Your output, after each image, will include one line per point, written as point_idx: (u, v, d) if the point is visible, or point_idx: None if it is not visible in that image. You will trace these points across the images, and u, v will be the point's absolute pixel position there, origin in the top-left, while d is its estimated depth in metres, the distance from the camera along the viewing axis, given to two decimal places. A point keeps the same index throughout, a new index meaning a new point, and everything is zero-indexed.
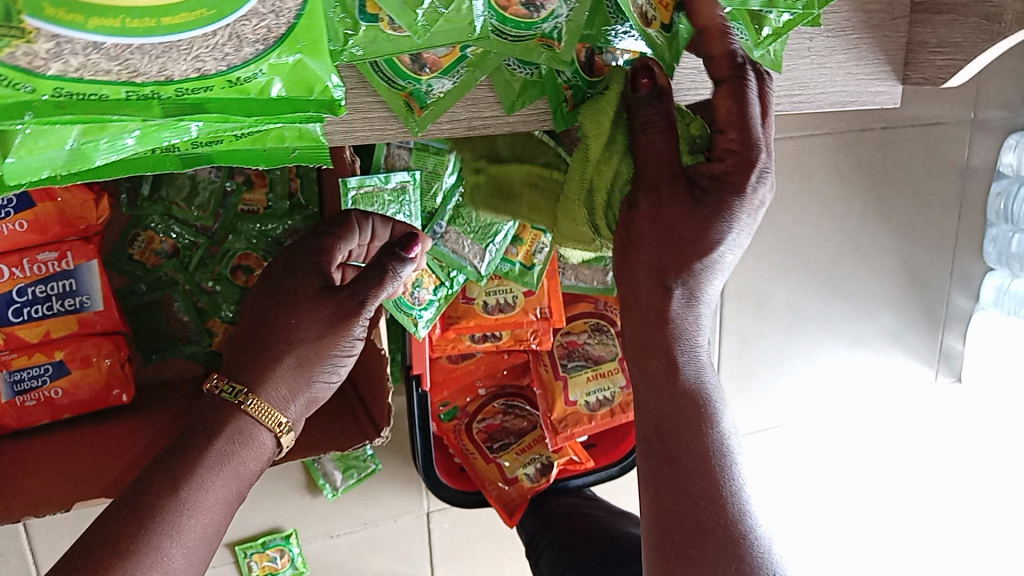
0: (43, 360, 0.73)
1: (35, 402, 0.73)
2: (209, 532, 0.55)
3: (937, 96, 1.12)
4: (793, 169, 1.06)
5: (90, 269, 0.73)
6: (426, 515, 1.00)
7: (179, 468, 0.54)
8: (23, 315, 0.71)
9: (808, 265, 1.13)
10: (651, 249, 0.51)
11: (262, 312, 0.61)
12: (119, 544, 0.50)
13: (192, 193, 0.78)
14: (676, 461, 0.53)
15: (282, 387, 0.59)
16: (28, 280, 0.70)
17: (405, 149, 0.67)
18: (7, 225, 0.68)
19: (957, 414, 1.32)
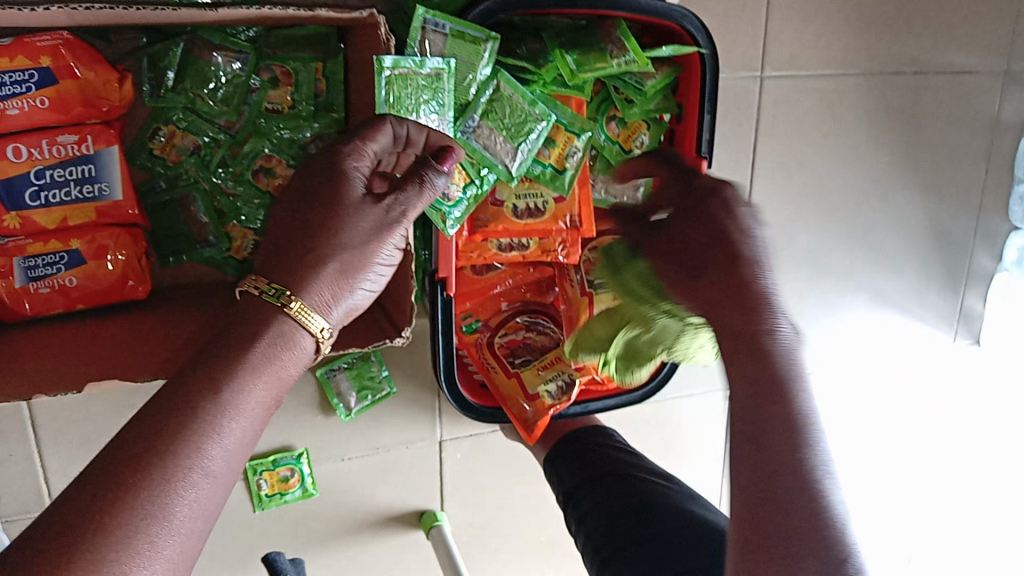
0: (58, 247, 0.72)
1: (49, 289, 0.72)
2: (247, 439, 0.52)
3: (972, 43, 1.10)
4: (825, 110, 1.05)
5: (110, 155, 0.71)
6: (438, 444, 0.98)
7: (218, 371, 0.52)
8: (41, 199, 0.70)
9: (832, 211, 1.11)
10: (682, 247, 0.58)
11: (295, 214, 0.58)
12: (156, 439, 0.47)
13: (216, 86, 0.75)
14: (757, 440, 0.52)
15: (326, 291, 0.58)
16: (47, 162, 0.69)
17: (441, 35, 0.65)
18: (28, 100, 0.67)
19: (973, 378, 1.31)
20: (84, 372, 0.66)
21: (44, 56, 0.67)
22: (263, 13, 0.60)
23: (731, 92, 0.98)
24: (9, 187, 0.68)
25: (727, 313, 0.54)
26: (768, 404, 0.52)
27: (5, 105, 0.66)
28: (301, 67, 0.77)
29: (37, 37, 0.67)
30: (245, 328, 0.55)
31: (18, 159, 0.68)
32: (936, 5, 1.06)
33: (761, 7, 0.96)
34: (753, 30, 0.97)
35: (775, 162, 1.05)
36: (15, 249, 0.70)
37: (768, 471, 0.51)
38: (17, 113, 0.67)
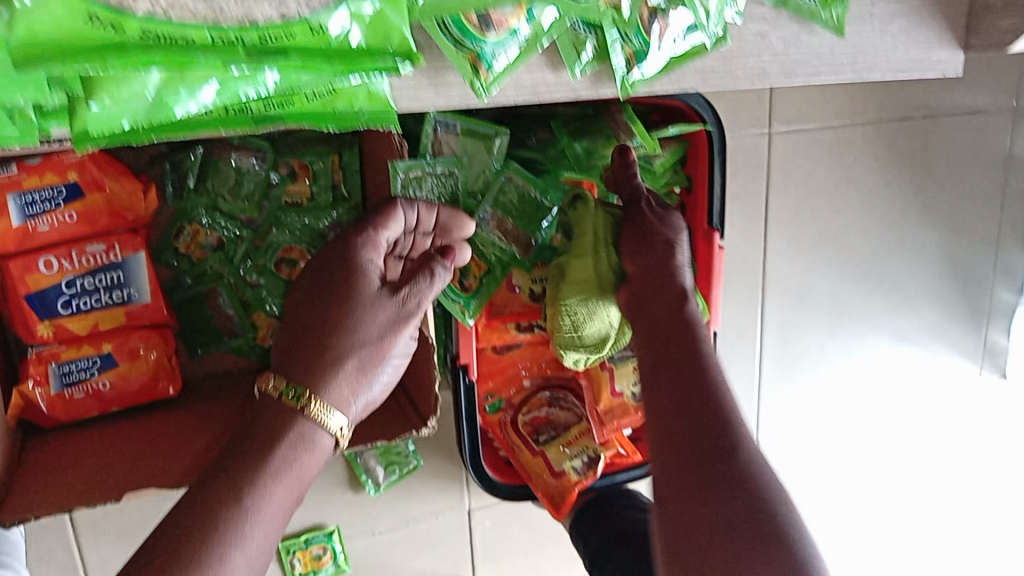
0: (91, 353, 0.73)
1: (83, 394, 0.73)
2: (268, 539, 0.55)
3: (980, 84, 1.10)
4: (835, 160, 1.05)
5: (138, 261, 0.72)
6: (467, 512, 0.99)
7: (236, 477, 0.55)
8: (72, 307, 0.71)
9: (850, 257, 1.11)
10: (634, 247, 0.70)
11: (310, 311, 0.60)
12: (179, 553, 0.51)
13: (238, 184, 0.78)
14: (678, 405, 0.62)
15: (345, 388, 0.59)
16: (78, 272, 0.71)
17: (452, 134, 0.67)
18: (57, 216, 0.69)
19: (1003, 411, 1.29)
20: (126, 480, 0.68)
21: (70, 171, 0.69)
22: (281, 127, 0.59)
23: (740, 150, 1.00)
24: (42, 298, 0.70)
25: (652, 304, 0.68)
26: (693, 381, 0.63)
27: (35, 223, 0.68)
28: (317, 160, 0.80)
29: (63, 154, 0.69)
30: (263, 433, 0.57)
31: (50, 271, 0.70)
32: None
33: None
34: (758, 88, 0.98)
35: (788, 214, 1.05)
36: (49, 356, 0.71)
37: (695, 429, 0.60)
38: (47, 229, 0.69)
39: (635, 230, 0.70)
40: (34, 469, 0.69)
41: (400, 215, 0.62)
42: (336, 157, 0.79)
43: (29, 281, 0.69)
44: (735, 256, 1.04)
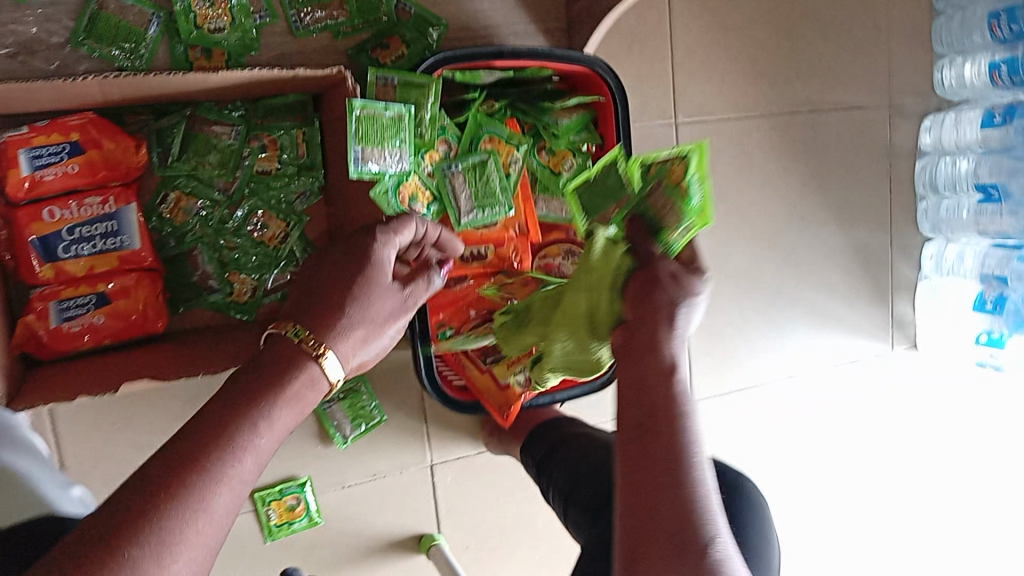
0: (87, 291, 0.84)
1: (79, 327, 0.84)
2: (266, 460, 0.54)
3: (856, 83, 1.29)
4: (736, 147, 1.22)
5: (129, 212, 0.84)
6: (429, 468, 1.08)
7: (244, 394, 0.54)
8: (71, 251, 0.83)
9: (758, 234, 1.26)
10: (641, 296, 0.62)
11: (335, 275, 0.62)
12: (188, 454, 0.50)
13: (213, 154, 0.90)
14: (638, 468, 0.55)
15: (350, 342, 0.60)
16: (76, 220, 0.82)
17: (390, 86, 0.81)
18: (62, 167, 0.81)
19: (922, 384, 1.41)
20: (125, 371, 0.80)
21: (73, 132, 0.81)
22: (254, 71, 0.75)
23: (651, 137, 1.16)
24: (45, 243, 0.82)
25: (637, 359, 0.60)
26: (675, 451, 0.55)
27: (43, 173, 0.81)
28: (284, 133, 0.92)
29: (67, 117, 0.82)
30: (270, 362, 0.57)
31: (51, 219, 0.82)
32: (819, 53, 1.25)
33: (668, 65, 1.15)
34: (663, 84, 1.15)
35: None
36: (51, 294, 0.83)
37: (655, 505, 0.53)
38: (52, 179, 0.81)
39: (643, 281, 0.63)
40: (37, 381, 0.80)
41: (412, 224, 0.68)
42: (299, 131, 0.92)
43: (34, 227, 0.81)
44: None
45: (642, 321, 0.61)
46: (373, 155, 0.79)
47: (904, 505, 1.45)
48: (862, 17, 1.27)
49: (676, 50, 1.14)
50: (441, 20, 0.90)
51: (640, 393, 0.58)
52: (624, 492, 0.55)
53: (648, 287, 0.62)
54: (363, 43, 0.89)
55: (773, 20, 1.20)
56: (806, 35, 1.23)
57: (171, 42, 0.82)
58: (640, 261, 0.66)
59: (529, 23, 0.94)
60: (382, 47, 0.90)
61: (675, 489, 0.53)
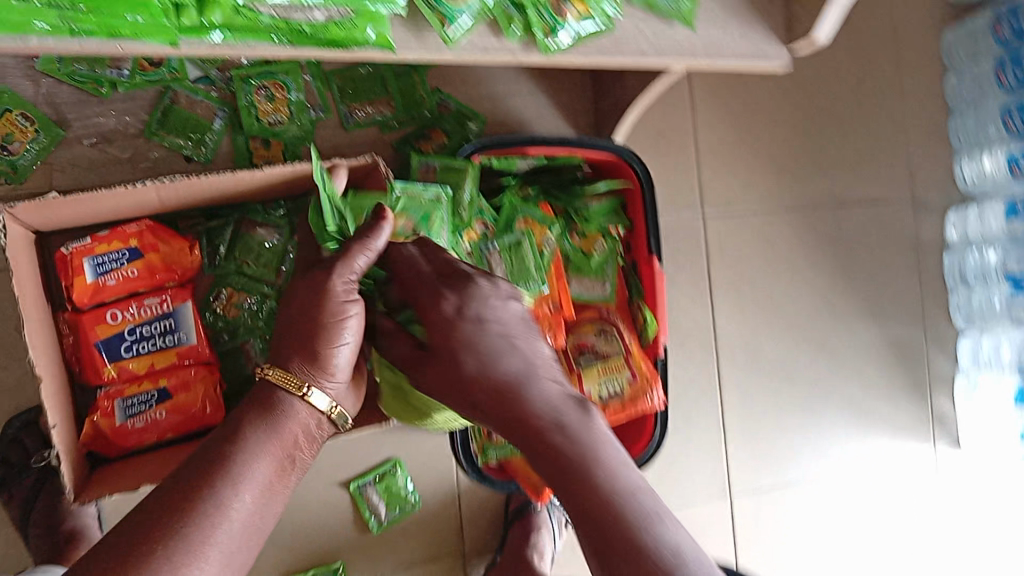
0: (149, 387, 0.87)
1: (143, 424, 0.87)
2: (245, 512, 0.61)
3: (879, 180, 1.33)
4: (763, 240, 1.26)
5: (186, 309, 0.89)
6: (462, 558, 1.09)
7: (218, 455, 0.63)
8: (133, 350, 0.87)
9: (789, 325, 1.28)
10: (452, 397, 0.66)
11: (301, 310, 0.66)
12: (181, 503, 0.59)
13: (259, 253, 0.94)
14: (591, 540, 0.59)
15: (303, 362, 0.66)
16: (137, 321, 0.87)
17: (432, 170, 0.89)
18: (122, 272, 0.86)
19: (965, 478, 1.38)
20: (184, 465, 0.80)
21: (132, 239, 0.86)
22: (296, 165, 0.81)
23: (679, 230, 1.20)
24: (109, 344, 0.86)
25: (532, 445, 0.63)
26: (572, 479, 0.61)
27: (105, 279, 0.85)
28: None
29: (126, 226, 0.87)
30: (254, 404, 0.66)
31: (115, 321, 0.86)
32: (840, 151, 1.30)
33: (694, 161, 1.20)
34: (689, 178, 1.20)
35: (729, 285, 1.24)
36: (116, 392, 0.86)
37: (621, 550, 0.57)
38: (114, 283, 0.86)
39: (442, 346, 0.65)
40: (107, 474, 0.82)
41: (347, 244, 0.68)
42: None
43: (98, 330, 0.86)
44: (688, 322, 1.22)
45: (487, 406, 0.64)
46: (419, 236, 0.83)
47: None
48: (879, 117, 1.33)
49: (702, 148, 1.20)
50: (479, 115, 0.97)
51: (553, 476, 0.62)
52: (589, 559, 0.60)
53: (449, 354, 0.65)
54: (408, 136, 0.95)
55: (793, 120, 1.27)
56: (826, 134, 1.29)
57: (234, 134, 0.89)
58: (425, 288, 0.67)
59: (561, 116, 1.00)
60: (425, 138, 0.95)
61: (619, 535, 0.58)
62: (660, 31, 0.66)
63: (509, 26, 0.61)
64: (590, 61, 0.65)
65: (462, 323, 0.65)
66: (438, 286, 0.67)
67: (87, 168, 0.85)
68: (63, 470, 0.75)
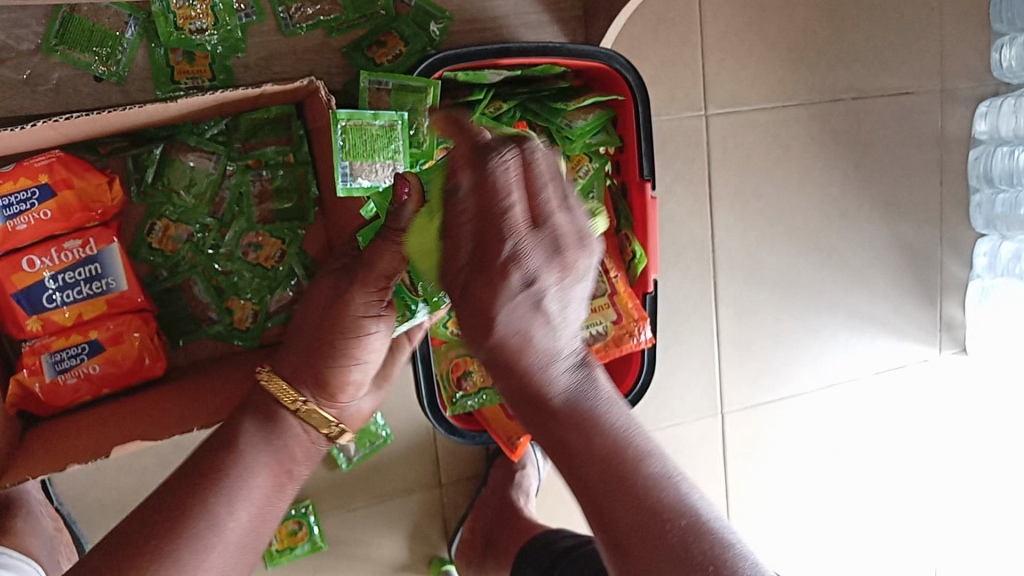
0: (79, 340, 0.78)
1: (75, 379, 0.79)
2: (247, 527, 0.65)
3: (905, 68, 1.18)
4: (774, 140, 1.12)
5: (112, 252, 0.78)
6: (439, 488, 1.03)
7: (214, 466, 0.66)
8: (56, 301, 0.77)
9: (797, 233, 1.17)
10: (465, 312, 0.48)
11: (312, 319, 0.68)
12: (167, 526, 0.61)
13: (191, 182, 0.83)
14: (600, 502, 0.49)
15: (310, 383, 0.69)
16: (57, 268, 0.77)
17: (384, 90, 0.75)
18: (33, 215, 0.75)
19: (971, 387, 1.33)
20: (120, 436, 0.72)
21: (41, 174, 0.74)
22: (220, 95, 0.71)
23: (681, 132, 1.07)
24: (28, 295, 0.76)
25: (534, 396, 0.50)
26: (608, 475, 0.49)
27: (15, 223, 0.74)
28: (270, 150, 0.84)
29: (32, 159, 0.75)
30: (254, 411, 0.70)
31: (32, 269, 0.76)
32: (865, 35, 1.14)
33: (697, 52, 1.05)
34: (692, 73, 1.05)
35: (732, 193, 1.12)
36: (42, 347, 0.77)
37: (651, 526, 0.47)
38: (25, 228, 0.75)
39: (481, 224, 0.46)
40: (40, 441, 0.75)
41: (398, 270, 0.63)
42: (289, 150, 0.85)
43: (15, 279, 0.75)
44: (687, 236, 1.10)
45: (501, 341, 0.48)
46: (364, 168, 0.73)
47: (950, 505, 1.36)
48: None
49: (708, 36, 1.05)
50: (444, 12, 0.81)
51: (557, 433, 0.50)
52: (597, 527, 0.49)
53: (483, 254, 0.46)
54: (359, 40, 0.81)
55: (813, 0, 1.10)
56: (850, 16, 1.13)
57: (150, 45, 0.75)
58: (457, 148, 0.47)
59: (542, 10, 0.85)
60: (379, 44, 0.81)
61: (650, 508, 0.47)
62: None
63: None
64: None
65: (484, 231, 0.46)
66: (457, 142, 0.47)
67: None
68: None
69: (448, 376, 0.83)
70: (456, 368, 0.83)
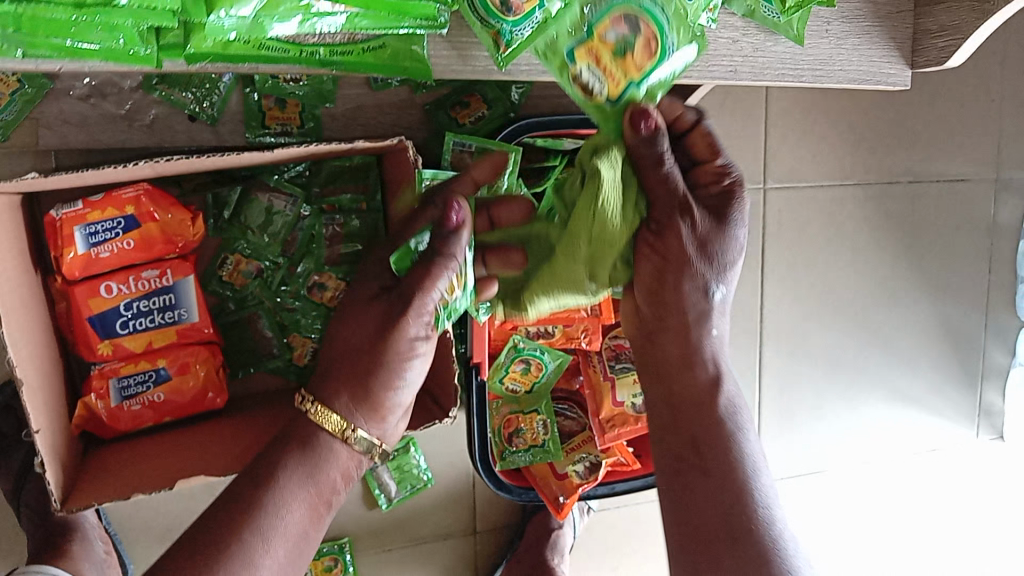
0: (147, 367, 0.80)
1: (139, 406, 0.80)
2: (280, 563, 0.59)
3: (961, 155, 1.19)
4: (828, 217, 1.14)
5: (187, 285, 0.81)
6: (474, 536, 1.04)
7: (247, 495, 0.59)
8: (129, 327, 0.79)
9: (843, 309, 1.18)
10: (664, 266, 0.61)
11: (365, 331, 0.64)
12: (200, 558, 0.55)
13: (268, 221, 0.85)
14: (689, 457, 0.63)
15: (359, 403, 0.63)
16: (134, 295, 0.79)
17: (467, 152, 0.78)
18: (116, 244, 0.77)
19: (1007, 472, 1.32)
20: (179, 471, 0.74)
21: (128, 206, 0.77)
22: (313, 148, 0.73)
23: None
24: (103, 320, 0.78)
25: (670, 375, 0.65)
26: (705, 434, 0.63)
27: (98, 250, 0.76)
28: (346, 198, 0.87)
29: (121, 190, 0.77)
30: (294, 441, 0.63)
31: (110, 295, 0.78)
32: (924, 121, 1.16)
33: (760, 126, 1.07)
34: (754, 147, 1.07)
35: (784, 266, 1.13)
36: (111, 371, 0.79)
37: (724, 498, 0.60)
38: (108, 255, 0.77)
39: (657, 267, 0.61)
40: (99, 464, 0.76)
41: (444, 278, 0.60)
42: (364, 200, 0.87)
43: (91, 304, 0.77)
44: (736, 304, 1.11)
45: (682, 294, 0.62)
46: None
47: None
48: (973, 84, 1.18)
49: (772, 112, 1.07)
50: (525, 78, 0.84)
51: (677, 417, 0.65)
52: (676, 501, 0.63)
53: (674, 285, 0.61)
54: (443, 99, 0.83)
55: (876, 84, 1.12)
56: (911, 101, 1.15)
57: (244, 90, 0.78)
58: (657, 206, 0.58)
59: None
60: (462, 105, 0.84)
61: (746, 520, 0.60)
62: (763, 45, 0.55)
63: None
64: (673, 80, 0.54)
65: (682, 288, 0.61)
66: (714, 170, 0.61)
67: (78, 125, 0.74)
68: (47, 477, 0.67)
69: (500, 431, 0.84)
70: (508, 424, 0.85)
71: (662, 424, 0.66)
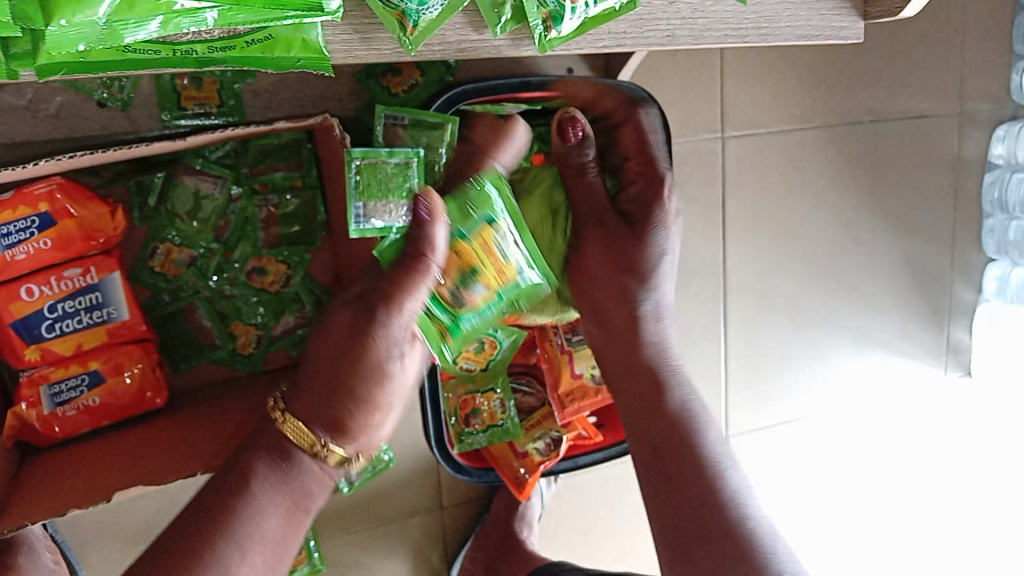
0: (79, 370, 0.76)
1: (74, 411, 0.76)
2: (261, 566, 0.59)
3: (924, 90, 1.16)
4: (789, 164, 1.10)
5: (113, 281, 0.76)
6: (440, 511, 1.02)
7: (216, 502, 0.59)
8: (56, 330, 0.75)
9: (807, 256, 1.16)
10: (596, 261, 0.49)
11: (333, 346, 0.63)
12: (181, 555, 0.56)
13: (196, 207, 0.81)
14: (668, 476, 0.67)
15: (329, 413, 0.62)
16: (57, 297, 0.74)
17: (401, 126, 0.73)
18: (33, 244, 0.72)
19: (974, 408, 1.32)
20: (122, 479, 0.70)
21: (41, 202, 0.72)
22: (228, 133, 0.68)
23: (697, 155, 1.04)
24: (26, 324, 0.73)
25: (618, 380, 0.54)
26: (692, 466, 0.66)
27: (13, 252, 0.71)
28: (279, 175, 0.83)
29: (32, 185, 0.72)
30: (264, 448, 0.62)
31: (32, 298, 0.73)
32: (885, 57, 1.12)
33: (716, 72, 1.02)
34: (710, 95, 1.03)
35: (745, 216, 1.10)
36: (40, 378, 0.75)
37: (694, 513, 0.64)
38: (25, 257, 0.72)
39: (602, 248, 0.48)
40: (31, 478, 0.72)
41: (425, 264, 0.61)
42: (298, 181, 0.84)
43: (13, 308, 0.73)
44: (698, 259, 1.09)
45: None
46: (377, 209, 0.68)
47: (944, 526, 1.35)
48: (934, 14, 1.13)
49: (728, 57, 1.02)
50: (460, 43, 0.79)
51: (667, 463, 0.64)
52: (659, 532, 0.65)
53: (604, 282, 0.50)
54: (374, 67, 0.78)
55: None
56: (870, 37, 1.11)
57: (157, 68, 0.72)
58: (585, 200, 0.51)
59: None
60: (394, 73, 0.78)
61: (719, 521, 0.63)
62: (702, 5, 0.52)
63: (496, 13, 0.47)
64: (607, 48, 0.51)
65: None
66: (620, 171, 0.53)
67: None
68: None
69: (456, 412, 0.81)
70: (464, 405, 0.82)
71: (651, 447, 0.70)
